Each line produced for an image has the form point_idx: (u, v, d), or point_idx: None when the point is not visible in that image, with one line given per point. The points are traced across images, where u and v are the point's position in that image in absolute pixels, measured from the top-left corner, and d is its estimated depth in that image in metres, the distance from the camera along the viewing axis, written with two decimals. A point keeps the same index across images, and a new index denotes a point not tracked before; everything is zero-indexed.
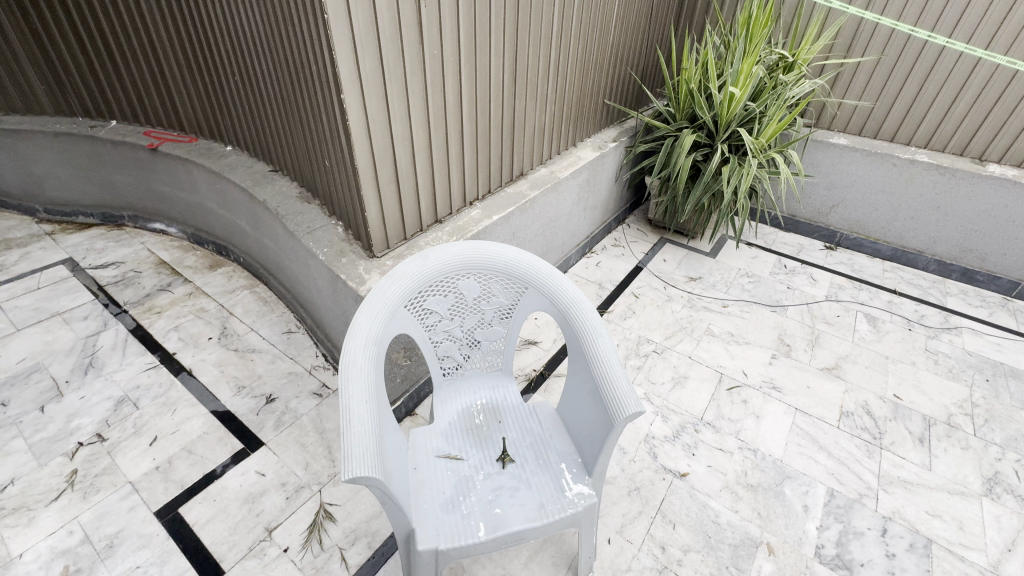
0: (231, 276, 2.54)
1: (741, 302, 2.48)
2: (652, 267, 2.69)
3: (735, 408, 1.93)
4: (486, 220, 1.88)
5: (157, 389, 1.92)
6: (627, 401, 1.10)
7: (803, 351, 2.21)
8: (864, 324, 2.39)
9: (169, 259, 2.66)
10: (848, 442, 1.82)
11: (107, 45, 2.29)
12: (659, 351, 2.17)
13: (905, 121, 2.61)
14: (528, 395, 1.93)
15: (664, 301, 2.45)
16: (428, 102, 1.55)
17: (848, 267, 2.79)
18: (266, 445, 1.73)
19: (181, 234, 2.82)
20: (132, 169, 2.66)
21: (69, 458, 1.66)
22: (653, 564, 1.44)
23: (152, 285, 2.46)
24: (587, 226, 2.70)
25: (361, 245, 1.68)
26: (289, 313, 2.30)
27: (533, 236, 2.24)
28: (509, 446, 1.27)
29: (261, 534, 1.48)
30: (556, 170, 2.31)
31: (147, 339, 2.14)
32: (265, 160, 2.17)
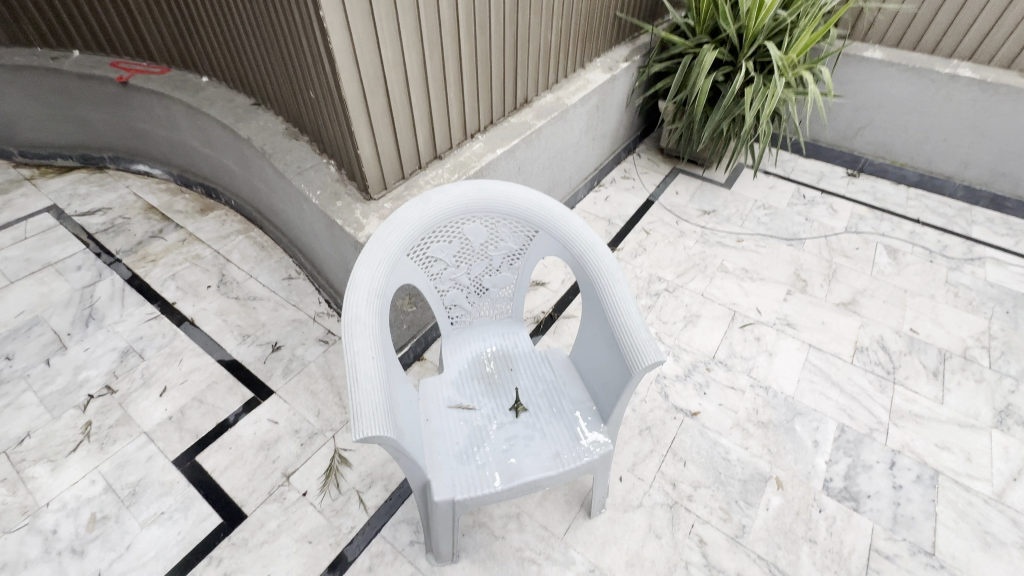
0: (224, 220, 2.43)
1: (757, 235, 2.38)
2: (664, 201, 2.56)
3: (748, 346, 1.89)
4: (489, 155, 1.74)
5: (161, 339, 1.89)
6: (646, 351, 1.04)
7: (820, 286, 2.14)
8: (884, 256, 2.30)
9: (157, 203, 2.54)
10: (861, 378, 1.80)
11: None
12: (671, 290, 2.10)
13: (950, 29, 2.35)
14: (538, 337, 1.90)
15: (677, 237, 2.35)
16: (420, 19, 1.36)
17: (871, 195, 2.65)
18: (276, 394, 1.72)
19: (166, 176, 2.67)
20: (104, 105, 2.46)
21: (82, 411, 1.67)
22: (664, 499, 1.47)
23: (143, 232, 2.36)
24: (595, 157, 2.53)
25: (356, 187, 1.56)
26: (287, 259, 2.22)
27: (539, 170, 2.09)
28: (522, 395, 1.25)
29: (279, 479, 1.50)
30: (564, 96, 2.11)
31: (146, 289, 2.09)
32: (246, 93, 1.99)
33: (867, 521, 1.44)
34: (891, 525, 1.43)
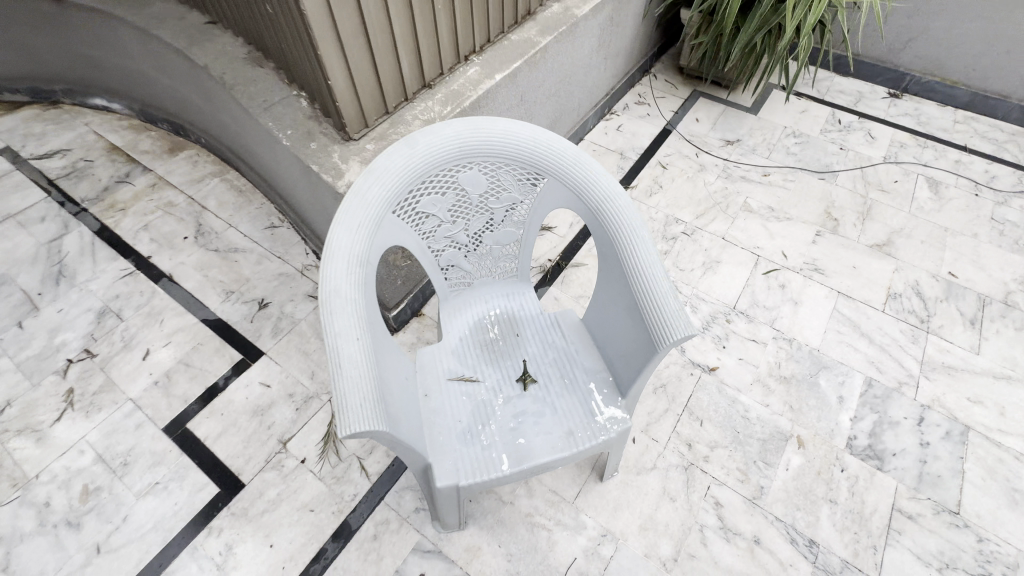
0: (196, 162, 2.20)
1: (785, 169, 2.15)
2: (683, 130, 2.29)
3: (772, 294, 1.75)
4: (487, 82, 1.49)
5: (139, 298, 1.76)
6: (674, 323, 0.89)
7: (852, 226, 1.95)
8: (924, 190, 2.08)
9: (121, 143, 2.29)
10: (892, 327, 1.68)
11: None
12: (689, 233, 1.92)
13: None
14: (544, 288, 1.75)
15: (696, 172, 2.13)
16: None
17: (914, 119, 2.37)
18: (266, 355, 1.62)
19: (127, 111, 2.39)
20: (43, 27, 2.14)
21: (62, 377, 1.57)
22: (679, 461, 1.40)
23: (109, 177, 2.14)
24: (607, 80, 2.23)
25: (333, 125, 1.33)
26: (269, 205, 2.03)
27: (544, 98, 1.83)
28: (530, 364, 1.12)
29: (276, 447, 1.43)
30: (573, 6, 1.79)
31: (117, 242, 1.92)
32: (199, 9, 1.69)
33: (890, 480, 1.38)
34: (915, 484, 1.37)
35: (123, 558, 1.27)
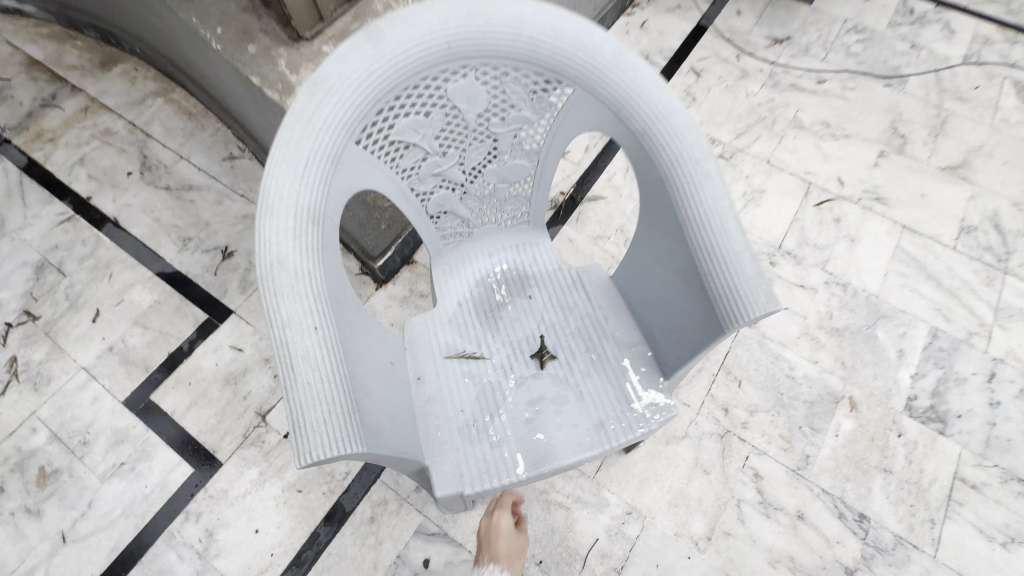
0: (133, 78, 1.83)
1: (844, 74, 1.78)
2: (722, 26, 1.88)
3: (825, 231, 1.49)
4: None
5: (81, 248, 1.50)
6: (751, 296, 0.65)
7: (923, 145, 1.63)
8: (1011, 97, 1.73)
9: (41, 56, 1.90)
10: (963, 267, 1.44)
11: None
12: (727, 157, 1.61)
13: None
14: (557, 227, 1.48)
15: (737, 80, 1.76)
16: None
17: (1003, 6, 1.94)
18: (236, 314, 1.39)
19: (43, 14, 1.96)
20: None
21: (3, 344, 1.36)
22: (713, 429, 1.23)
23: (32, 100, 1.79)
24: None
25: (276, 20, 0.99)
26: (225, 131, 1.70)
27: None
28: (548, 336, 0.89)
29: (254, 420, 1.26)
30: None
31: (50, 181, 1.62)
32: None
33: (954, 445, 1.21)
34: (982, 450, 1.21)
35: (93, 547, 1.14)
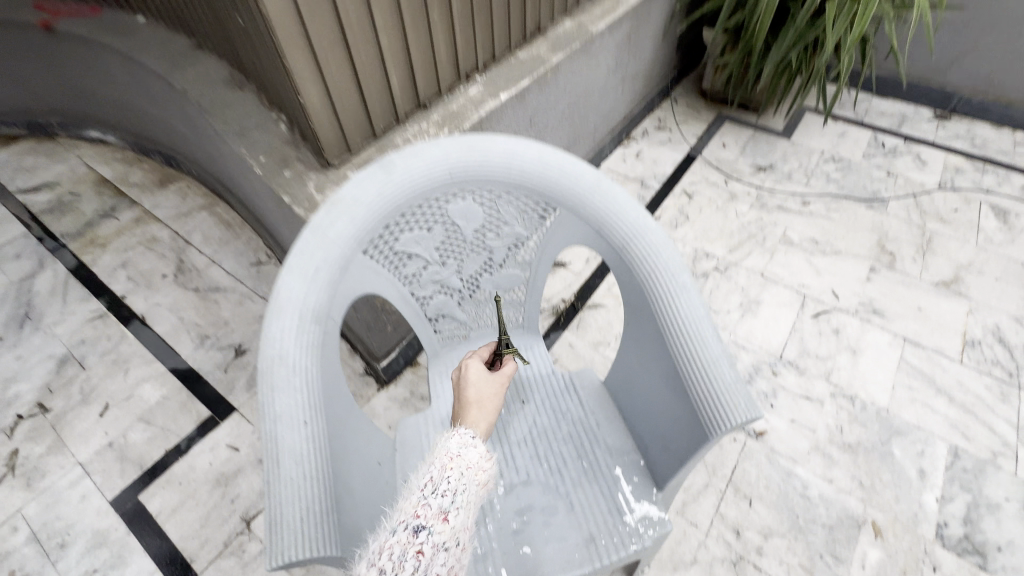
0: (185, 194, 2.07)
1: (827, 197, 1.92)
2: (708, 156, 2.10)
3: (825, 342, 1.50)
4: (490, 102, 1.32)
5: (105, 344, 1.58)
6: (732, 402, 0.66)
7: (912, 261, 1.70)
8: (991, 219, 1.83)
9: (112, 176, 2.19)
10: (974, 382, 1.41)
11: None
12: (722, 269, 1.70)
13: None
14: (557, 333, 1.53)
15: (726, 201, 1.92)
16: None
17: (967, 142, 2.14)
18: (238, 412, 1.41)
19: (121, 143, 2.30)
20: (36, 60, 2.06)
21: (8, 436, 1.39)
22: (724, 553, 1.14)
23: (93, 211, 2.02)
24: (623, 104, 2.07)
25: (311, 150, 1.16)
26: (257, 239, 1.87)
27: (557, 123, 1.66)
28: (539, 441, 0.89)
29: (238, 527, 1.21)
30: (587, 23, 1.63)
31: (93, 281, 1.76)
32: (184, 32, 1.57)
33: None
34: None
35: None
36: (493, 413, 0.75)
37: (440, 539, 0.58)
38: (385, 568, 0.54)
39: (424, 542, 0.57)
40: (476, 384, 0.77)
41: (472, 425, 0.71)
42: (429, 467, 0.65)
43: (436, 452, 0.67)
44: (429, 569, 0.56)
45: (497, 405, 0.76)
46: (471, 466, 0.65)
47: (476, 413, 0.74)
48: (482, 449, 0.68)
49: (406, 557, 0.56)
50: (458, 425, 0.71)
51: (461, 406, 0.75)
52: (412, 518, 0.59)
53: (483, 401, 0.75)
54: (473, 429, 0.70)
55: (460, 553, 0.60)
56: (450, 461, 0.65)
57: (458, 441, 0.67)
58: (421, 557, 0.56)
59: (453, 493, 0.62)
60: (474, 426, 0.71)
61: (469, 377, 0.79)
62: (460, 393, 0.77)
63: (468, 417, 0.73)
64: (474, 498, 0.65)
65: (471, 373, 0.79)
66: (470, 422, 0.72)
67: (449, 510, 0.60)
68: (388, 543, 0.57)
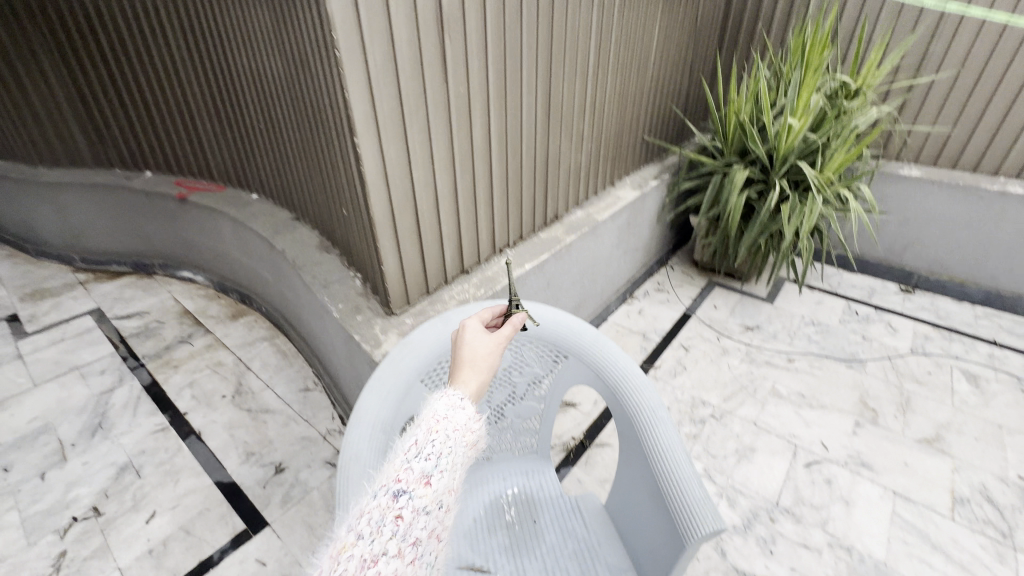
0: (252, 327, 2.43)
1: (810, 356, 2.17)
2: (702, 315, 2.42)
3: (818, 491, 1.60)
4: (517, 270, 1.69)
5: (162, 454, 1.77)
6: (703, 514, 0.83)
7: (894, 418, 1.87)
8: (964, 383, 2.03)
9: (193, 308, 2.60)
10: (968, 540, 1.47)
11: (138, 89, 2.27)
12: (718, 416, 1.88)
13: (990, 149, 2.33)
14: (567, 468, 1.68)
15: (719, 355, 2.18)
16: (454, 142, 1.41)
17: (933, 313, 2.43)
18: (270, 526, 1.53)
19: (206, 282, 2.76)
20: (161, 219, 2.62)
21: (60, 537, 1.52)
22: None
23: (173, 336, 2.38)
24: (626, 270, 2.48)
25: (379, 301, 1.51)
26: (308, 368, 2.15)
27: (570, 285, 2.01)
28: (548, 555, 1.02)
29: None
30: (594, 213, 2.11)
31: (161, 398, 2.02)
32: (288, 208, 2.07)
33: None
34: None
35: None
36: (485, 374, 0.79)
37: (420, 502, 0.60)
38: (363, 533, 0.56)
39: (405, 506, 0.59)
40: (473, 346, 0.81)
41: (461, 382, 0.75)
42: (416, 430, 0.67)
43: (422, 417, 0.69)
44: (408, 533, 0.57)
45: (490, 367, 0.80)
46: (457, 428, 0.68)
47: (467, 377, 0.77)
48: (470, 411, 0.71)
49: (387, 519, 0.57)
50: (448, 387, 0.74)
51: (456, 366, 0.79)
52: (393, 483, 0.61)
53: (476, 361, 0.79)
54: (462, 391, 0.73)
55: (441, 515, 0.62)
56: (437, 424, 0.67)
57: (445, 404, 0.70)
58: (399, 521, 0.58)
59: (434, 458, 0.63)
60: (463, 389, 0.74)
61: (467, 339, 0.83)
62: (457, 352, 0.81)
63: (460, 378, 0.76)
64: (460, 458, 0.67)
65: (468, 335, 0.84)
66: (461, 382, 0.75)
67: (429, 476, 0.62)
68: (369, 508, 0.59)
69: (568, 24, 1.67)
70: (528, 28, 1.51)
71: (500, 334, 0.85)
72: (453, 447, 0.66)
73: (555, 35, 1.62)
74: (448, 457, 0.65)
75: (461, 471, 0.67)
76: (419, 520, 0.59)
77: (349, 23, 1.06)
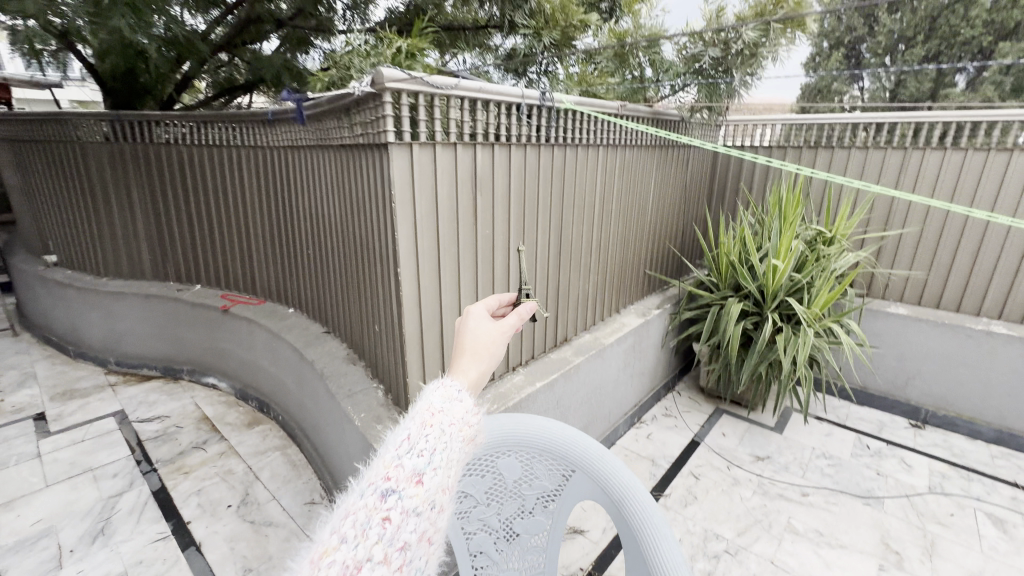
0: (266, 435, 2.48)
1: (824, 491, 2.12)
2: (711, 442, 2.43)
3: None
4: (529, 387, 1.79)
5: (158, 566, 1.73)
6: None
7: (920, 563, 1.77)
8: (990, 527, 1.94)
9: (212, 414, 2.68)
10: None
11: (211, 218, 2.68)
12: (732, 552, 1.80)
13: (967, 291, 2.57)
14: None
15: (730, 485, 2.15)
16: (478, 272, 1.65)
17: (947, 450, 2.41)
18: None
19: (228, 390, 2.88)
20: (198, 327, 2.81)
21: None
22: None
23: (189, 441, 2.43)
24: (635, 393, 2.53)
25: (399, 411, 1.62)
26: (316, 480, 2.16)
27: (579, 404, 2.04)
28: None
29: None
30: (601, 336, 2.26)
31: (167, 505, 2.02)
32: (321, 322, 2.27)
33: None
34: None
35: None
36: (488, 365, 0.62)
37: (412, 503, 0.49)
38: (346, 536, 0.46)
39: (393, 508, 0.48)
40: (477, 330, 0.63)
41: (458, 373, 0.59)
42: (407, 421, 0.55)
43: (417, 404, 0.57)
44: (396, 539, 0.47)
45: (495, 358, 0.63)
46: (454, 423, 0.55)
47: (468, 365, 0.60)
48: (468, 404, 0.57)
49: (372, 522, 0.47)
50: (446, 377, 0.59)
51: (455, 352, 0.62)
52: (381, 481, 0.49)
53: (480, 349, 0.62)
54: (462, 381, 0.59)
55: (435, 517, 0.52)
56: (432, 417, 0.55)
57: (445, 392, 0.57)
58: (388, 526, 0.47)
59: (429, 452, 0.52)
60: (463, 378, 0.59)
61: (470, 322, 0.64)
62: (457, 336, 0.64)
63: (459, 367, 0.60)
64: (456, 455, 0.56)
65: (472, 317, 0.65)
66: (460, 372, 0.59)
67: (424, 472, 0.51)
68: (354, 509, 0.48)
69: (578, 181, 2.02)
70: (544, 185, 1.85)
71: (508, 317, 0.66)
72: (451, 440, 0.54)
73: (566, 190, 1.97)
74: (448, 450, 0.54)
75: (458, 469, 0.56)
76: (410, 522, 0.48)
77: (405, 181, 1.35)
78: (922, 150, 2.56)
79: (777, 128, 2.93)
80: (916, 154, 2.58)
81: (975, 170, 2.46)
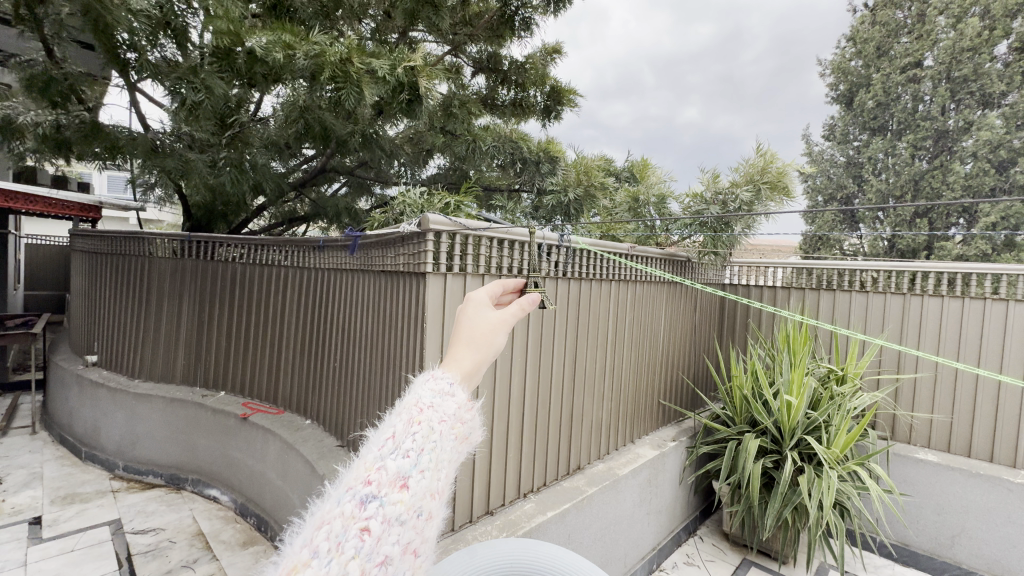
0: (258, 556, 2.34)
1: None
2: None
3: None
4: (540, 516, 1.74)
5: None
6: None
7: None
8: None
9: (207, 529, 2.57)
10: None
11: (249, 326, 2.89)
12: None
13: (996, 440, 2.50)
14: None
15: None
16: (495, 389, 1.75)
17: None
18: None
19: (229, 503, 2.79)
20: (213, 435, 2.83)
21: None
22: None
23: (178, 559, 2.31)
24: (653, 534, 2.35)
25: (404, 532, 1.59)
26: None
27: (591, 542, 1.92)
28: None
29: None
30: (616, 467, 2.20)
31: None
32: (336, 435, 2.30)
33: None
34: None
35: None
36: (487, 355, 0.60)
37: (395, 511, 0.44)
38: (319, 550, 0.41)
39: (372, 515, 0.43)
40: (477, 320, 0.61)
41: (453, 363, 0.57)
42: (395, 420, 0.52)
43: (409, 399, 0.54)
44: (377, 552, 0.41)
45: (495, 347, 0.61)
46: (446, 420, 0.52)
47: (462, 357, 0.58)
48: (462, 399, 0.55)
49: (349, 530, 0.42)
50: (435, 370, 0.57)
51: (449, 343, 0.60)
52: (361, 486, 0.45)
53: (479, 340, 0.60)
54: (452, 375, 0.56)
55: (425, 528, 0.46)
56: (420, 414, 0.51)
57: (438, 386, 0.55)
58: (366, 540, 0.42)
59: (415, 448, 0.48)
60: (454, 372, 0.56)
61: (471, 311, 0.62)
62: (457, 325, 0.62)
63: (450, 361, 0.58)
64: (448, 457, 0.51)
65: (472, 307, 0.63)
66: (450, 367, 0.57)
67: (408, 475, 0.46)
68: (331, 516, 0.44)
69: (592, 311, 2.17)
70: (562, 317, 2.02)
71: (510, 307, 0.64)
72: (441, 437, 0.50)
73: (582, 317, 2.12)
74: (439, 448, 0.50)
75: (450, 473, 0.51)
76: (391, 530, 0.43)
77: (436, 304, 1.54)
78: (921, 295, 2.70)
79: (785, 270, 3.12)
80: (916, 299, 2.72)
81: (977, 319, 2.56)
